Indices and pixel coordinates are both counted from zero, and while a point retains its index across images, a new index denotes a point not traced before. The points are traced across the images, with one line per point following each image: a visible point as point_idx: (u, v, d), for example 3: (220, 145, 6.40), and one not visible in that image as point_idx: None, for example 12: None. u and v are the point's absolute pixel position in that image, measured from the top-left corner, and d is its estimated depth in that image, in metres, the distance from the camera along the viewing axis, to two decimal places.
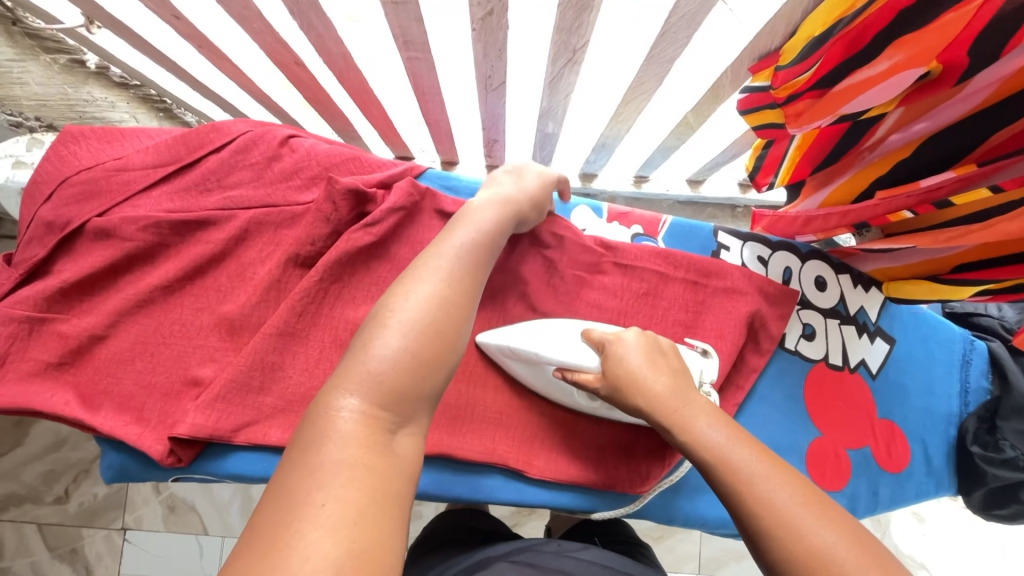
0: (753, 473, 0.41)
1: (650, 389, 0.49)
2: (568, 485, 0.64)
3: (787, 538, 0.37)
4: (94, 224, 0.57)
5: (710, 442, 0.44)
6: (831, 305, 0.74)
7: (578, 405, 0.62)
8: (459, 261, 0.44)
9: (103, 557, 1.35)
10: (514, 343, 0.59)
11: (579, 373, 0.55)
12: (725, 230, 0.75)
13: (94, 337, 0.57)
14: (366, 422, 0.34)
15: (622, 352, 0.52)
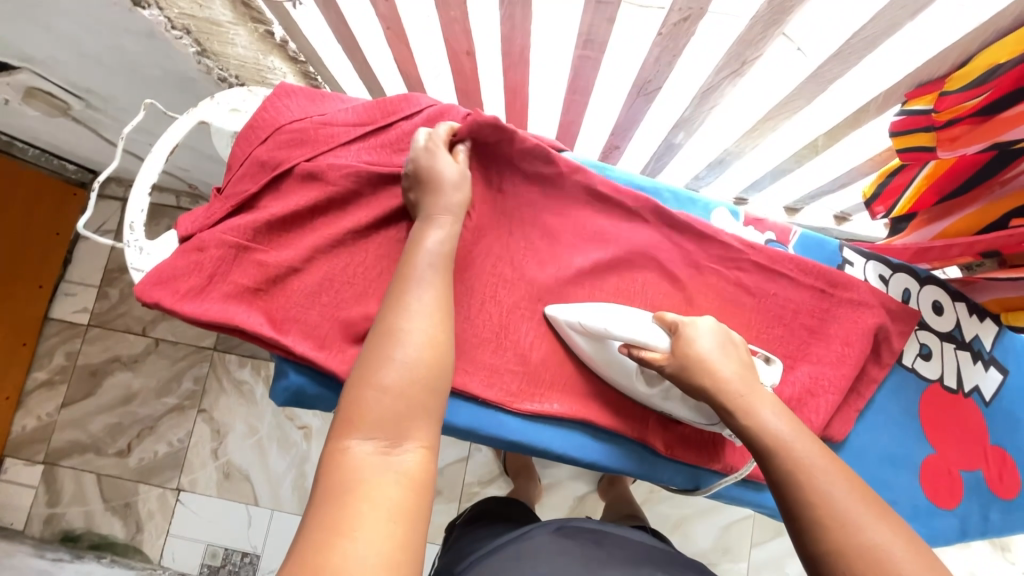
0: (814, 469, 0.47)
1: (719, 374, 0.54)
2: (693, 463, 0.68)
3: (838, 525, 0.44)
4: (303, 167, 0.64)
5: (773, 431, 0.51)
6: (948, 330, 0.77)
7: (634, 391, 0.65)
8: (435, 268, 0.53)
9: (154, 514, 1.55)
10: (582, 320, 0.62)
11: (649, 351, 0.59)
12: (850, 246, 0.79)
13: (290, 269, 0.62)
14: (374, 456, 0.41)
15: (695, 336, 0.57)
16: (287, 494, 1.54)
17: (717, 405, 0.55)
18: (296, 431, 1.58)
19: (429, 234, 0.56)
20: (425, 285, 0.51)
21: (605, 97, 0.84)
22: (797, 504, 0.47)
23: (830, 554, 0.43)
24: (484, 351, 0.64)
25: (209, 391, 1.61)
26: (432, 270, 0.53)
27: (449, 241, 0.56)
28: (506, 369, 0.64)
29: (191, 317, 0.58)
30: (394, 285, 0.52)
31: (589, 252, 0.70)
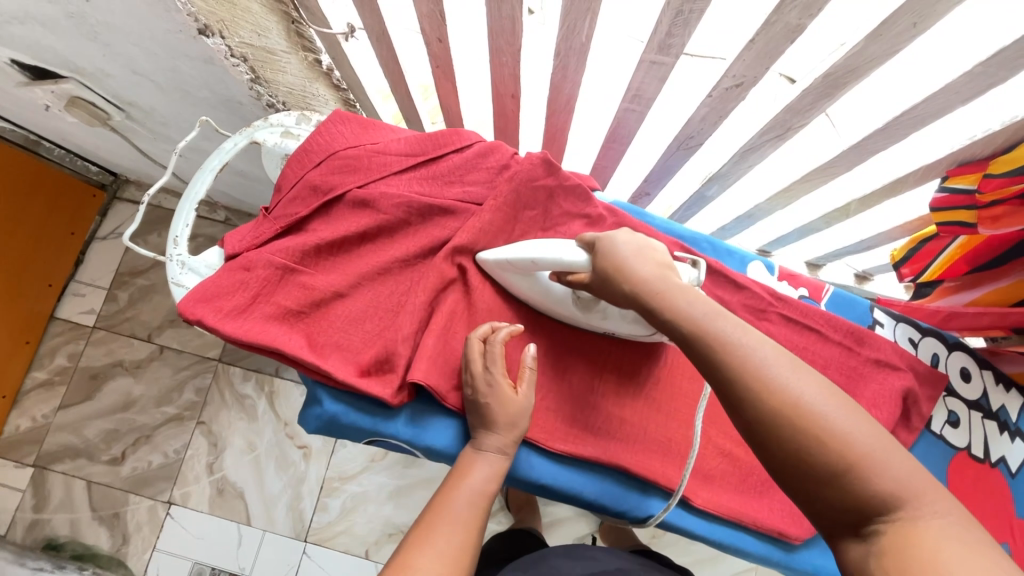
0: (735, 338, 0.41)
1: (633, 274, 0.48)
2: (726, 520, 0.65)
3: (762, 393, 0.38)
4: (355, 194, 0.64)
5: (691, 310, 0.44)
6: (975, 398, 0.77)
7: (572, 317, 0.65)
8: (472, 504, 0.53)
9: (142, 526, 1.50)
10: (510, 262, 0.61)
11: (573, 274, 0.56)
12: (881, 307, 0.79)
13: (335, 294, 0.62)
14: None
15: (612, 246, 0.52)
16: (280, 515, 1.50)
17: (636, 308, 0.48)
18: (295, 450, 1.55)
19: (476, 468, 0.56)
20: (451, 520, 0.51)
21: (661, 121, 0.84)
22: (724, 386, 0.40)
23: (760, 428, 0.38)
24: None
25: (209, 403, 1.58)
26: (471, 508, 0.53)
27: (495, 478, 0.56)
28: (542, 410, 0.63)
29: (232, 336, 0.58)
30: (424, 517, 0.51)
31: None
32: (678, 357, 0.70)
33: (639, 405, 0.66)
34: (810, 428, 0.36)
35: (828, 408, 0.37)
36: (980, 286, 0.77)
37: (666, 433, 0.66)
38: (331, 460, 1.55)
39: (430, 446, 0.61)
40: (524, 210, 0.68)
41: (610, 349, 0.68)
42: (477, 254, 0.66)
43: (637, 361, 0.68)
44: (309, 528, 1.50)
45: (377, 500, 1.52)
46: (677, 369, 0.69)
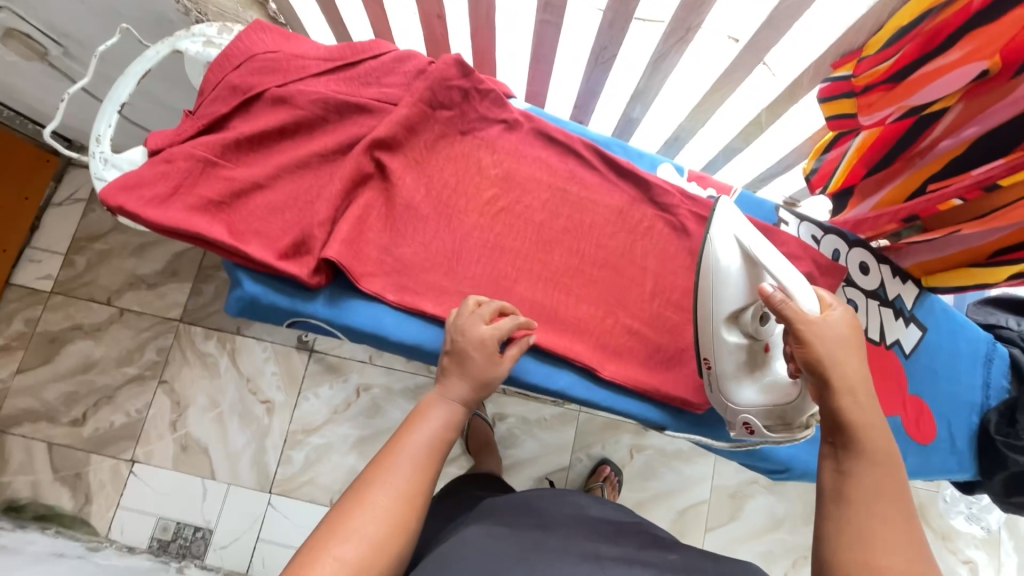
0: (871, 455, 0.51)
1: (844, 357, 0.53)
2: (631, 391, 0.70)
3: (854, 507, 0.49)
4: (274, 92, 0.67)
5: (886, 437, 0.51)
6: (872, 288, 0.83)
7: (708, 318, 0.65)
8: (428, 448, 0.55)
9: (105, 485, 1.51)
10: (753, 243, 0.60)
11: (793, 304, 0.55)
12: (786, 207, 0.84)
13: (254, 185, 0.65)
14: None
15: (846, 320, 0.55)
16: (245, 469, 1.53)
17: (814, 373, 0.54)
18: (258, 405, 1.57)
19: (434, 412, 0.57)
20: (391, 479, 0.51)
21: (564, 71, 0.91)
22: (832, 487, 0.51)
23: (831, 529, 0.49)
24: (433, 274, 0.67)
25: (171, 362, 1.59)
26: (428, 448, 0.55)
27: (449, 423, 0.57)
28: (455, 292, 0.68)
29: (154, 221, 0.61)
30: (381, 454, 0.53)
31: (543, 190, 0.74)
32: (590, 248, 0.74)
33: (550, 291, 0.71)
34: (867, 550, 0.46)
35: (889, 554, 0.46)
36: (884, 185, 0.79)
37: (576, 314, 0.71)
38: (295, 413, 1.57)
39: (348, 324, 0.64)
40: (440, 109, 0.71)
41: (522, 242, 0.72)
42: (396, 153, 0.69)
43: (549, 254, 0.72)
44: (273, 480, 1.52)
45: (341, 450, 1.55)
46: (589, 259, 0.73)
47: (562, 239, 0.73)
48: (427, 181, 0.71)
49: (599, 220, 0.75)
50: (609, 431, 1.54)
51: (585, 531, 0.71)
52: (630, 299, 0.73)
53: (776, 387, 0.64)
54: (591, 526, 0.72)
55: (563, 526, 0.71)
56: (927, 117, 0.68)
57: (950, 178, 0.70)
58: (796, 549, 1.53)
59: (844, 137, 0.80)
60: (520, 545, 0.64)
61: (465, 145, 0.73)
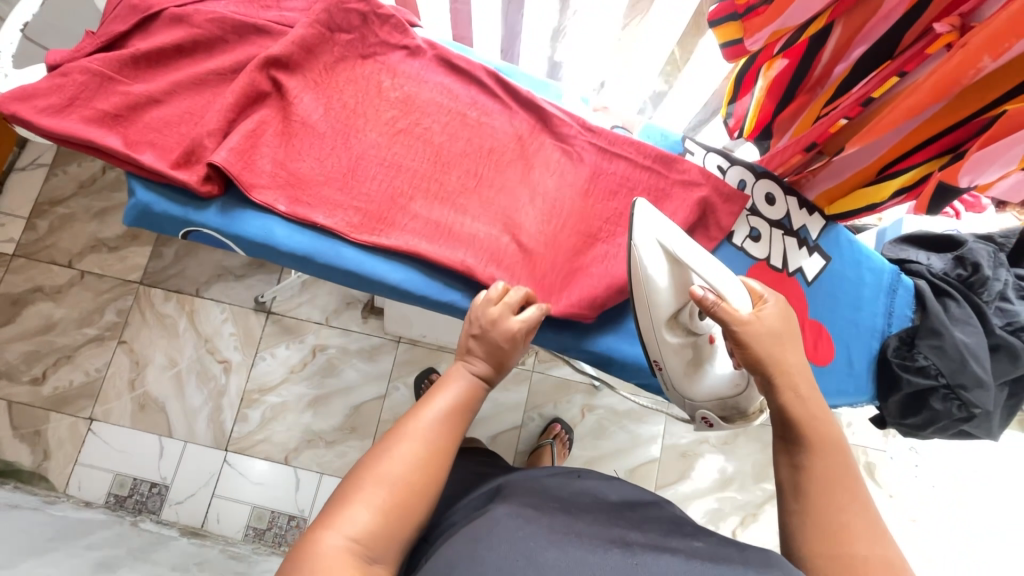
0: (830, 445, 0.54)
1: (784, 352, 0.58)
2: None
3: (824, 498, 0.51)
4: (172, 11, 0.69)
5: (828, 426, 0.55)
6: (777, 218, 0.85)
7: (647, 324, 0.67)
8: (444, 421, 0.56)
9: (64, 443, 1.51)
10: (679, 248, 0.61)
11: (726, 305, 0.58)
12: (692, 139, 0.87)
13: (150, 99, 0.67)
14: (344, 563, 0.46)
15: (776, 312, 0.59)
16: (201, 427, 1.54)
17: (756, 371, 0.58)
18: (215, 364, 1.58)
19: (451, 386, 0.59)
20: (414, 440, 0.53)
21: (484, 13, 0.92)
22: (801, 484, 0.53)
23: (808, 524, 0.50)
24: (328, 188, 0.69)
25: (131, 323, 1.60)
26: (446, 420, 0.56)
27: (457, 401, 0.58)
28: (349, 205, 0.69)
29: (46, 130, 0.62)
30: (399, 424, 0.55)
31: (444, 113, 0.76)
32: (488, 171, 0.76)
33: (444, 209, 0.73)
34: (843, 544, 0.48)
35: (861, 543, 0.48)
36: (794, 119, 0.76)
37: (471, 232, 0.72)
38: (251, 372, 1.58)
39: (239, 234, 0.66)
40: (338, 32, 0.73)
41: (419, 162, 0.74)
42: (296, 76, 0.71)
43: (446, 175, 0.74)
44: (229, 438, 1.54)
45: (296, 410, 1.56)
46: (485, 181, 0.75)
47: (460, 161, 0.75)
48: (325, 101, 0.72)
49: (498, 143, 0.77)
50: (562, 389, 1.54)
51: (610, 510, 0.59)
52: (527, 221, 0.75)
53: (725, 381, 0.71)
54: (609, 507, 0.59)
55: (586, 500, 0.61)
56: (814, 41, 0.65)
57: (839, 100, 0.69)
58: (745, 508, 1.52)
59: (745, 80, 0.77)
60: (545, 529, 0.53)
61: (367, 69, 0.75)
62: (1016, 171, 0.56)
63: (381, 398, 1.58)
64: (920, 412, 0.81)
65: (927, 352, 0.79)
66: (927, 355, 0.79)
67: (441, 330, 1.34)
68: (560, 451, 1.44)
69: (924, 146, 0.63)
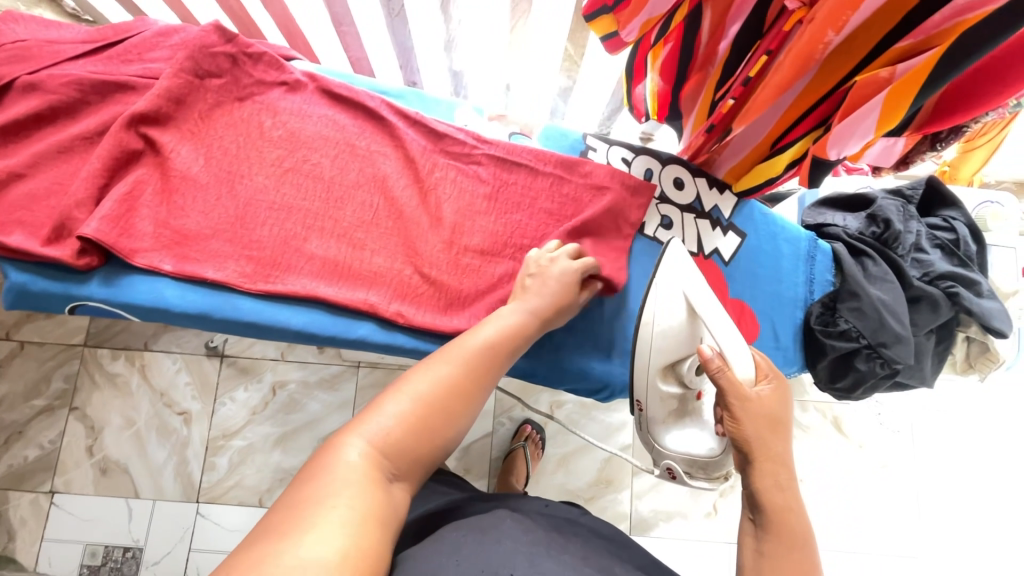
0: (803, 544, 0.51)
1: (771, 439, 0.56)
2: (429, 333, 0.71)
3: None
4: (23, 79, 0.66)
5: (803, 524, 0.52)
6: (688, 202, 0.85)
7: (642, 366, 0.72)
8: (481, 352, 0.58)
9: (27, 521, 1.33)
10: (699, 303, 0.65)
11: (729, 373, 0.59)
12: (593, 135, 0.86)
13: (14, 174, 0.63)
14: (371, 464, 0.45)
15: (778, 400, 0.59)
16: (169, 483, 1.37)
17: (739, 448, 0.58)
18: (174, 417, 1.40)
19: (494, 325, 0.61)
20: (450, 363, 0.55)
21: (371, 31, 0.90)
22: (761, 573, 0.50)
23: None
24: (216, 240, 0.67)
25: (81, 388, 1.40)
26: (483, 351, 0.58)
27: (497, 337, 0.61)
28: (241, 254, 0.67)
29: None
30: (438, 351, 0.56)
31: (334, 145, 0.74)
32: (386, 199, 0.74)
33: (343, 245, 0.71)
34: None
35: None
36: (695, 102, 0.76)
37: (374, 265, 0.71)
38: (213, 420, 1.41)
39: (127, 302, 0.64)
40: (209, 78, 0.71)
41: (311, 201, 0.72)
42: (174, 133, 0.68)
43: (342, 210, 0.72)
44: (200, 488, 1.37)
45: (263, 450, 1.40)
46: (383, 210, 0.74)
47: (354, 194, 0.73)
48: (205, 147, 0.70)
49: (397, 171, 0.75)
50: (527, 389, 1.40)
51: (599, 547, 0.60)
52: (432, 240, 0.74)
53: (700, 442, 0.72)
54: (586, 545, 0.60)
55: (575, 535, 0.62)
56: (691, 19, 0.66)
57: (725, 82, 0.69)
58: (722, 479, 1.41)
59: (636, 69, 0.79)
60: (545, 543, 0.54)
61: (244, 111, 0.73)
62: (880, 138, 0.57)
63: None
64: (848, 376, 0.83)
65: (848, 316, 0.81)
66: (848, 318, 0.81)
67: None
68: (533, 453, 1.33)
69: (803, 117, 0.63)
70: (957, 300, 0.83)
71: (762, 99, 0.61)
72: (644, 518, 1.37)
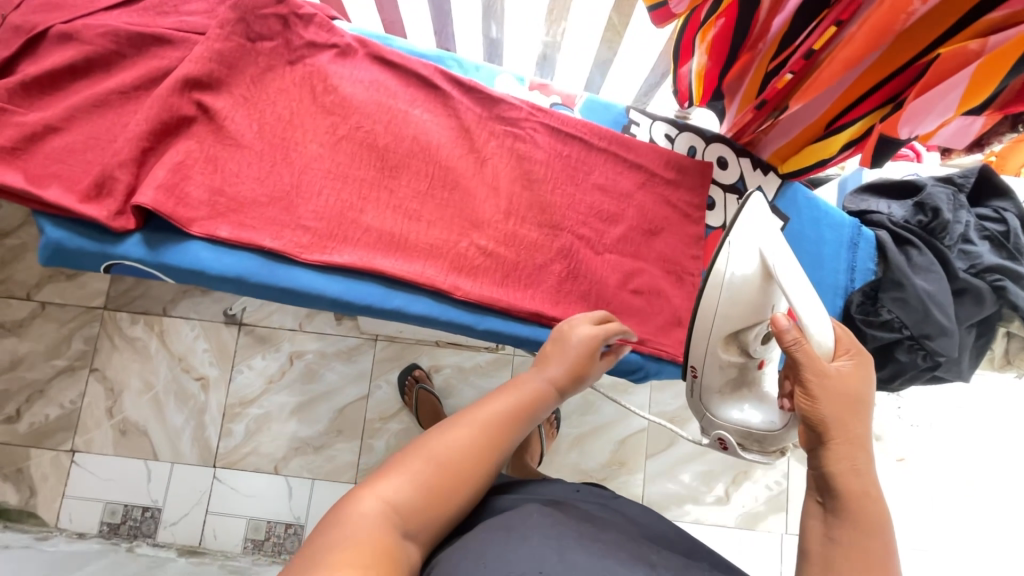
0: (882, 530, 0.47)
1: (849, 420, 0.52)
2: (488, 310, 0.70)
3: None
4: (58, 29, 0.64)
5: (880, 511, 0.48)
6: (731, 181, 0.83)
7: (704, 330, 0.68)
8: (500, 420, 0.56)
9: (49, 478, 1.35)
10: (777, 265, 0.59)
11: (807, 344, 0.54)
12: (636, 109, 0.84)
13: (49, 127, 0.62)
14: (384, 519, 0.44)
15: (858, 378, 0.54)
16: (186, 447, 1.38)
17: (811, 426, 0.53)
18: (192, 382, 1.41)
19: (510, 392, 0.59)
20: (469, 426, 0.53)
21: None
22: (833, 557, 0.47)
23: None
24: (272, 208, 0.66)
25: (101, 350, 1.40)
26: (501, 418, 0.56)
27: (517, 403, 0.58)
28: (297, 225, 0.66)
29: None
30: (456, 414, 0.55)
31: (382, 111, 0.72)
32: (439, 167, 0.72)
33: (399, 217, 0.70)
34: None
35: None
36: (742, 81, 0.71)
37: (426, 240, 0.70)
38: (231, 386, 1.41)
39: (164, 264, 0.63)
40: (260, 41, 0.69)
41: (367, 171, 0.70)
42: (218, 91, 0.66)
43: (397, 180, 0.71)
44: (216, 453, 1.39)
45: (279, 419, 1.41)
46: (437, 180, 0.72)
47: (409, 162, 0.71)
48: (249, 108, 0.68)
49: (442, 140, 0.73)
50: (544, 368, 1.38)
51: (637, 538, 0.58)
52: (492, 205, 0.73)
53: (760, 415, 0.69)
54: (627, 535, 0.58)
55: (610, 523, 0.59)
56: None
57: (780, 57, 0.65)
58: (735, 466, 1.40)
59: (683, 48, 0.74)
60: (574, 532, 0.52)
61: (297, 75, 0.70)
62: (956, 117, 0.57)
63: (364, 399, 1.43)
64: (887, 367, 0.81)
65: (891, 305, 0.79)
66: (891, 308, 0.79)
67: None
68: (547, 432, 1.33)
69: (870, 93, 0.60)
70: (1003, 295, 0.81)
71: (830, 75, 0.58)
72: (655, 500, 1.37)
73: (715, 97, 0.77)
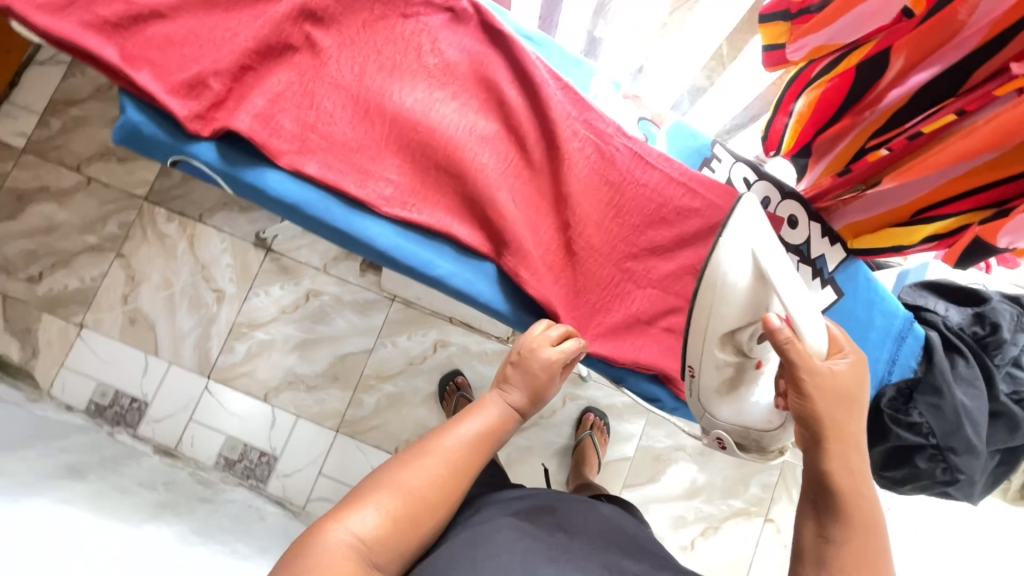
0: (875, 528, 0.50)
1: (845, 419, 0.52)
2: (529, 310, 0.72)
3: None
4: None
5: (872, 505, 0.51)
6: (797, 243, 0.79)
7: (702, 328, 0.65)
8: (464, 447, 0.59)
9: (53, 345, 1.39)
10: (770, 268, 0.57)
11: (802, 346, 0.52)
12: (722, 144, 0.83)
13: (155, 13, 0.62)
14: (351, 553, 0.48)
15: (853, 372, 0.53)
16: (187, 351, 1.40)
17: (805, 425, 0.53)
18: (208, 292, 1.42)
19: (474, 417, 0.62)
20: (435, 456, 0.56)
21: None
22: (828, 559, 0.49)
23: None
24: (360, 155, 0.66)
25: (132, 237, 1.42)
26: (465, 446, 0.59)
27: (481, 429, 0.61)
28: (380, 176, 0.67)
29: (39, 29, 0.58)
30: (421, 441, 0.58)
31: (482, 83, 0.71)
32: (522, 157, 0.72)
33: (477, 194, 0.69)
34: None
35: None
36: (836, 144, 0.69)
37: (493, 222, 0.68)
38: (244, 306, 1.42)
39: (231, 173, 0.64)
40: None
41: (453, 143, 0.69)
42: (325, 24, 0.67)
43: (479, 158, 0.70)
44: (213, 366, 1.40)
45: (281, 350, 1.42)
46: (516, 167, 0.72)
47: (495, 145, 0.71)
48: (353, 48, 0.68)
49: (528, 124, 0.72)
50: None
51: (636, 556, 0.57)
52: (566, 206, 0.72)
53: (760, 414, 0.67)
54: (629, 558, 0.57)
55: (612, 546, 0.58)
56: (873, 61, 0.59)
57: (889, 129, 0.63)
58: (707, 519, 1.36)
59: (785, 100, 0.73)
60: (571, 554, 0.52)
61: (409, 30, 0.69)
62: None
63: (367, 352, 1.43)
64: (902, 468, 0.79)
65: (923, 409, 0.77)
66: (923, 412, 0.77)
67: (438, 297, 1.26)
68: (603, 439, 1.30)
69: (975, 190, 0.57)
70: None
71: (938, 160, 0.58)
72: None
73: (800, 155, 0.74)
